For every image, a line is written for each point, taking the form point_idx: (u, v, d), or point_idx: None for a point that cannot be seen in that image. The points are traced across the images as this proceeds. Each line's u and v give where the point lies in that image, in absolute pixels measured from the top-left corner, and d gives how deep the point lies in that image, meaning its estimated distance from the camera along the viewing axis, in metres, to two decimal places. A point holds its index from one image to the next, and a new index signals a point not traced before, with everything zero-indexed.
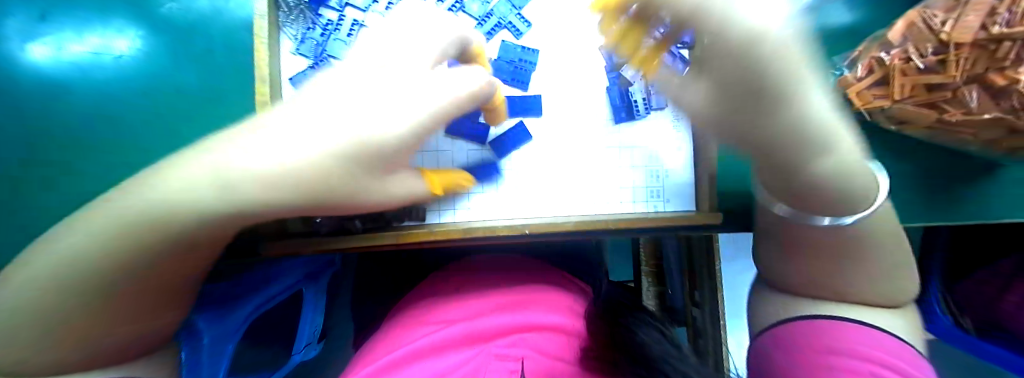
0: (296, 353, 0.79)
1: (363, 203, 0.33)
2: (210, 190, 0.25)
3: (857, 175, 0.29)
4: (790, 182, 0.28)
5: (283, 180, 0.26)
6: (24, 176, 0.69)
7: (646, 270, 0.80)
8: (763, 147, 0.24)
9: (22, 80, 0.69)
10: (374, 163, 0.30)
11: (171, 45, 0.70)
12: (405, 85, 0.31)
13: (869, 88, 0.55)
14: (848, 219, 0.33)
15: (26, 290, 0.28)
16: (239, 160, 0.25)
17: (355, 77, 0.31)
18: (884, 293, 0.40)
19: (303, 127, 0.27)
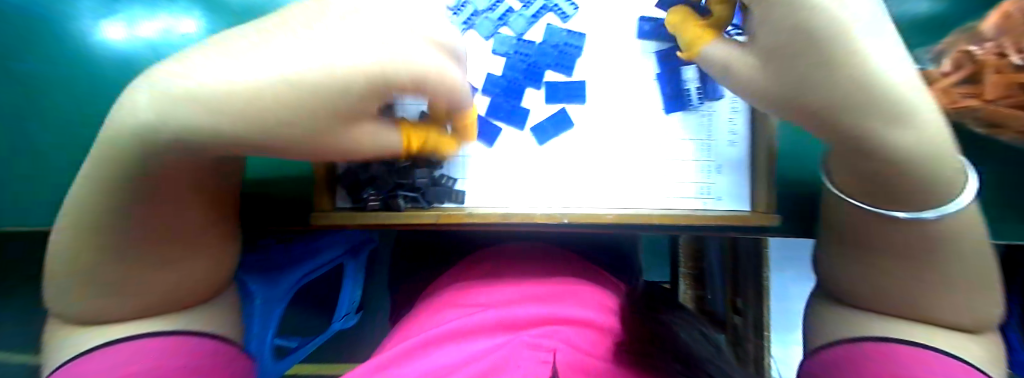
0: (336, 321, 0.87)
1: (329, 152, 0.28)
2: (212, 139, 0.22)
3: (936, 164, 0.31)
4: (867, 155, 0.32)
5: (229, 104, 0.20)
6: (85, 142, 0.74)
7: (684, 272, 0.82)
8: (814, 93, 0.31)
9: (91, 54, 0.75)
10: (339, 108, 0.25)
11: (230, 28, 0.76)
12: (387, 30, 0.27)
13: (957, 85, 0.58)
14: (925, 214, 0.34)
15: (88, 237, 0.30)
16: (195, 75, 0.20)
17: (328, 17, 0.27)
18: (957, 312, 0.38)
19: (266, 51, 0.22)
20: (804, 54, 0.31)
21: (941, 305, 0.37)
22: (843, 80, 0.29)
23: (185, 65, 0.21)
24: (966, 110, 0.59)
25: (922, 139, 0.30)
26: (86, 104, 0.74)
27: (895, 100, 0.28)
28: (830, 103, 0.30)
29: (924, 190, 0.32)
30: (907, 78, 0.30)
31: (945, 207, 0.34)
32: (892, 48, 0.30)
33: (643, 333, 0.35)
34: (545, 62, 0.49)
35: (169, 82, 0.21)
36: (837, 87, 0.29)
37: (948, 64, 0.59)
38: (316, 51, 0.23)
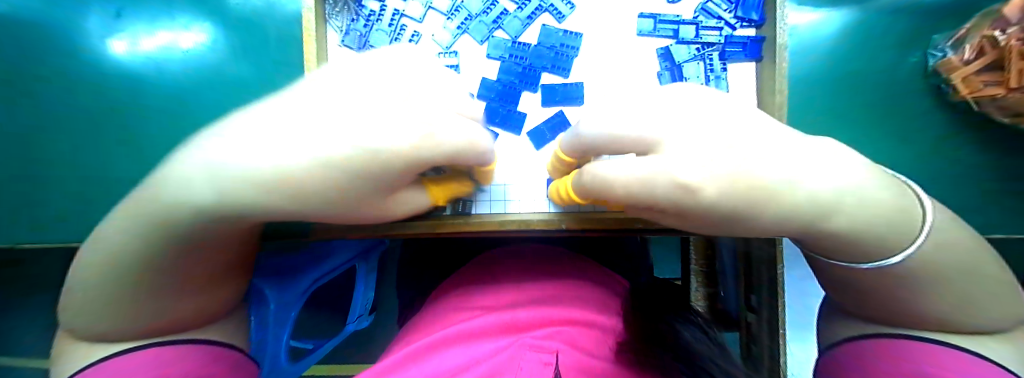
0: (350, 323, 0.87)
1: (370, 211, 0.33)
2: (224, 192, 0.24)
3: (889, 213, 0.26)
4: (822, 242, 0.27)
5: (285, 188, 0.24)
6: (105, 161, 0.81)
7: (695, 270, 0.80)
8: (749, 231, 0.25)
9: (105, 71, 0.81)
10: (379, 183, 0.28)
11: (229, 38, 0.80)
12: (407, 99, 0.29)
13: (978, 73, 0.63)
14: (888, 261, 0.28)
15: (93, 279, 0.29)
16: (233, 159, 0.23)
17: (333, 84, 0.29)
18: (1007, 315, 0.32)
19: (294, 130, 0.24)
20: (724, 221, 0.23)
21: (991, 320, 0.31)
22: (777, 221, 0.23)
23: (218, 152, 0.24)
24: (990, 97, 0.64)
25: (860, 214, 0.25)
26: (97, 116, 0.81)
27: (820, 212, 0.23)
28: (744, 228, 0.24)
29: (881, 239, 0.27)
30: (820, 161, 0.23)
31: (910, 245, 0.27)
32: (780, 141, 0.23)
33: (645, 333, 0.34)
34: (540, 65, 0.48)
35: (217, 164, 0.24)
36: (745, 223, 0.23)
37: (973, 48, 0.61)
38: (339, 127, 0.24)
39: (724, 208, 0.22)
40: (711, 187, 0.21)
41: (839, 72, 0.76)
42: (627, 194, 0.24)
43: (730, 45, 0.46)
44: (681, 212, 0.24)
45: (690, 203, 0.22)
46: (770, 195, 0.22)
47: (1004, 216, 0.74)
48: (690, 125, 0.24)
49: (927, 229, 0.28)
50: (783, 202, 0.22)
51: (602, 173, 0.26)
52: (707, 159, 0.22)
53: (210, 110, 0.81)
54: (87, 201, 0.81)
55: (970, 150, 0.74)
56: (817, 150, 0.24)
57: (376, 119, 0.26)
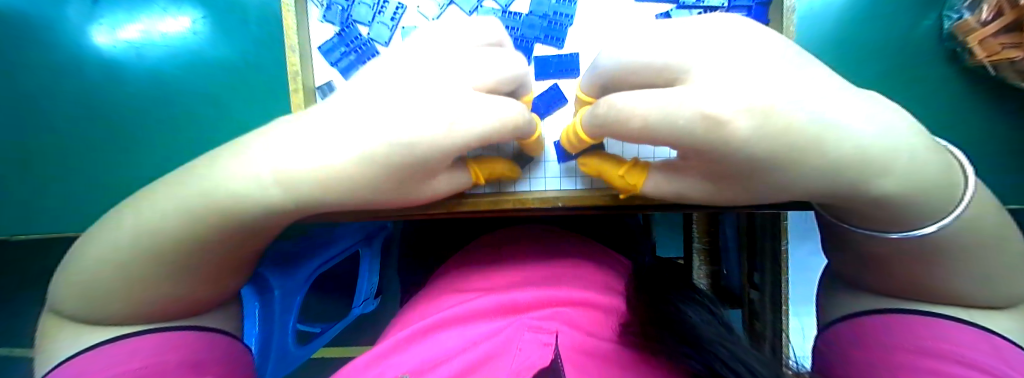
0: (357, 306, 0.89)
1: (414, 198, 0.33)
2: (271, 183, 0.26)
3: (920, 180, 0.25)
4: (850, 203, 0.26)
5: (328, 180, 0.26)
6: (98, 153, 0.81)
7: (697, 247, 0.75)
8: (766, 189, 0.26)
9: (90, 60, 0.79)
10: (416, 171, 0.29)
11: (213, 21, 0.78)
12: (431, 92, 0.29)
13: (995, 36, 0.60)
14: (919, 232, 0.27)
15: (89, 271, 0.29)
16: (289, 164, 0.26)
17: (371, 86, 0.31)
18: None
19: (338, 130, 0.26)
20: (750, 174, 0.24)
21: (1011, 288, 0.30)
22: (796, 184, 0.24)
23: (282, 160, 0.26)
24: (1008, 60, 0.61)
25: (900, 170, 0.24)
26: (88, 105, 0.80)
27: (853, 175, 0.23)
28: (762, 183, 0.25)
29: (921, 206, 0.26)
30: (855, 112, 0.23)
31: (955, 210, 0.27)
32: (803, 95, 0.22)
33: (651, 315, 0.33)
34: (533, 35, 0.46)
35: (278, 168, 0.26)
36: (775, 173, 0.24)
37: (987, 11, 0.59)
38: (377, 128, 0.26)
39: (755, 148, 0.22)
40: (744, 119, 0.22)
41: (849, 40, 0.73)
42: (664, 129, 0.24)
43: (734, 9, 0.44)
44: (716, 161, 0.25)
45: (714, 143, 0.23)
46: (799, 158, 0.22)
47: (1012, 185, 0.73)
48: (730, 73, 0.24)
49: (971, 197, 0.27)
50: (819, 162, 0.22)
51: (631, 104, 0.27)
52: (740, 91, 0.22)
53: (198, 96, 0.80)
54: (84, 192, 0.81)
55: (984, 118, 0.72)
56: (850, 99, 0.23)
57: (410, 116, 0.27)
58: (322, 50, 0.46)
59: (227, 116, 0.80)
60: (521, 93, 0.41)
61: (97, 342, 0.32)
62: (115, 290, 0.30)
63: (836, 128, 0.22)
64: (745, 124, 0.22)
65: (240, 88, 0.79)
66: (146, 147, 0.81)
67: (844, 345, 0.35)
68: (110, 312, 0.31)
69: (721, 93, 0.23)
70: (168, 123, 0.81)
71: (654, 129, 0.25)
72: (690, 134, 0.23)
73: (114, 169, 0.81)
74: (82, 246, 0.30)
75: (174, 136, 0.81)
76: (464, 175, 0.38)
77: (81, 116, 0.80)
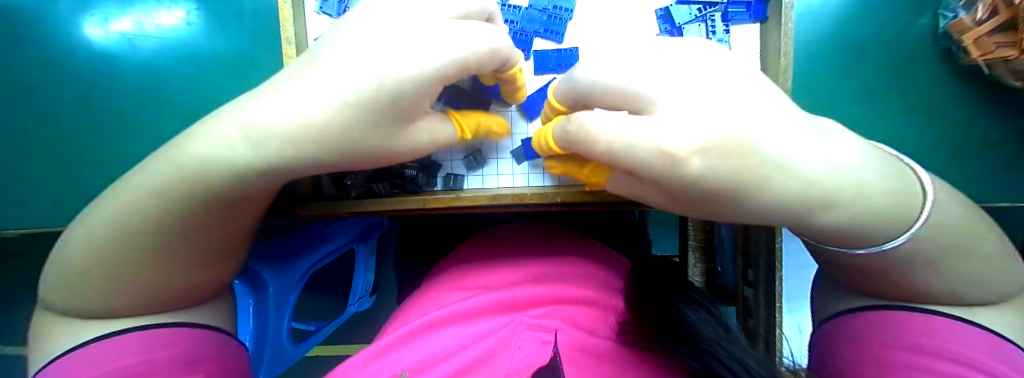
0: (352, 304, 0.88)
1: (397, 152, 0.32)
2: (247, 147, 0.25)
3: (901, 186, 0.25)
4: (812, 233, 0.26)
5: (308, 135, 0.25)
6: (88, 147, 0.80)
7: (692, 245, 0.76)
8: (733, 218, 0.24)
9: (81, 53, 0.78)
10: (398, 114, 0.28)
11: (208, 13, 0.77)
12: (415, 34, 0.28)
13: (991, 34, 0.60)
14: (882, 247, 0.26)
15: (77, 266, 0.28)
16: (266, 118, 0.25)
17: (352, 27, 0.28)
18: (1012, 281, 0.31)
19: (322, 81, 0.25)
20: (713, 206, 0.23)
21: (1004, 284, 0.31)
22: (762, 215, 0.23)
23: (263, 114, 0.25)
24: (1004, 58, 0.61)
25: (869, 186, 0.23)
26: (78, 99, 0.79)
27: (821, 203, 0.22)
28: (724, 213, 0.24)
29: (906, 213, 0.25)
30: (813, 141, 0.22)
31: (913, 226, 0.26)
32: (776, 115, 0.22)
33: (651, 313, 0.33)
34: (532, 29, 0.46)
35: (251, 120, 0.25)
36: (726, 207, 0.23)
37: (983, 11, 0.59)
38: (355, 73, 0.25)
39: (711, 184, 0.21)
40: (697, 159, 0.21)
41: (844, 39, 0.73)
42: (622, 159, 0.24)
43: (733, 5, 0.43)
44: (677, 193, 0.24)
45: (670, 177, 0.22)
46: (754, 194, 0.21)
47: (1002, 184, 0.74)
48: (695, 101, 0.23)
49: (930, 212, 0.26)
50: (764, 201, 0.22)
51: (595, 129, 0.26)
52: (697, 125, 0.21)
53: (192, 90, 0.79)
54: (74, 188, 0.80)
55: (976, 118, 0.73)
56: (814, 134, 0.22)
57: (386, 58, 0.26)
58: (318, 42, 0.45)
59: (221, 109, 0.79)
60: (508, 63, 0.37)
61: (87, 339, 0.31)
62: (107, 286, 0.29)
63: (795, 162, 0.21)
64: (696, 163, 0.21)
65: (235, 82, 0.78)
66: (138, 142, 0.80)
67: (841, 343, 0.35)
68: (101, 309, 0.30)
69: (669, 130, 0.22)
70: (161, 117, 0.79)
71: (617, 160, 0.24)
72: (645, 164, 0.23)
73: (107, 163, 0.80)
74: (70, 241, 0.29)
75: (166, 131, 0.79)
76: (450, 130, 0.37)
77: (71, 110, 0.79)
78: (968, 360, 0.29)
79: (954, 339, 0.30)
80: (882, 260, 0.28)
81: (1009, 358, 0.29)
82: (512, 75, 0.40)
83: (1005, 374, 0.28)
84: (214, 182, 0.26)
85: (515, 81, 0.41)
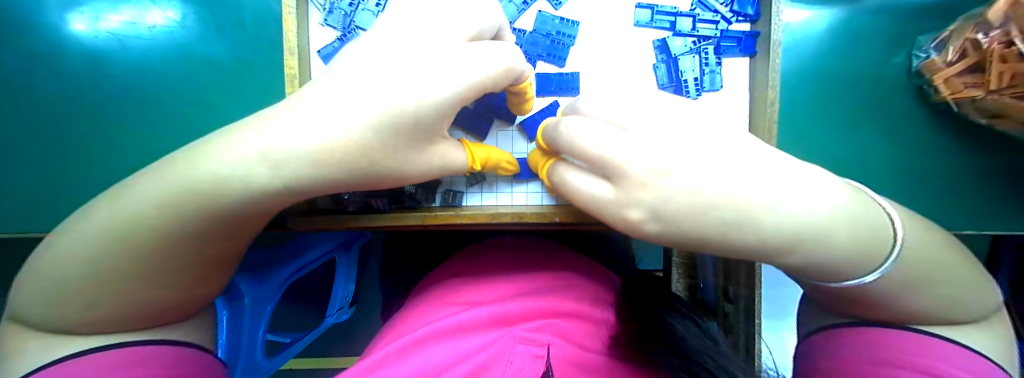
0: (330, 315, 0.84)
1: (413, 173, 0.33)
2: (268, 170, 0.26)
3: (878, 217, 0.26)
4: (798, 270, 0.27)
5: (332, 154, 0.26)
6: (63, 146, 0.76)
7: (676, 261, 0.80)
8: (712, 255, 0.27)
9: (66, 50, 0.75)
10: (416, 136, 0.31)
11: (205, 17, 0.75)
12: (431, 64, 0.30)
13: (962, 75, 0.62)
14: (863, 280, 0.27)
15: (55, 279, 0.27)
16: (290, 142, 0.26)
17: (373, 56, 0.30)
18: (978, 310, 0.33)
19: (340, 106, 0.27)
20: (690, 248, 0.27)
21: (977, 307, 0.33)
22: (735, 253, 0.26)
23: (286, 136, 0.26)
24: (972, 98, 0.63)
25: (840, 215, 0.25)
26: (58, 96, 0.76)
27: (784, 239, 0.24)
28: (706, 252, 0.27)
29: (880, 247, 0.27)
30: (778, 183, 0.24)
31: (883, 264, 0.27)
32: (744, 167, 0.25)
33: (644, 328, 0.33)
34: (535, 52, 0.46)
35: (272, 143, 0.26)
36: (698, 249, 0.27)
37: (955, 51, 0.61)
38: (371, 108, 0.27)
39: (670, 236, 0.26)
40: (651, 224, 0.27)
41: (824, 72, 0.78)
42: (602, 216, 0.30)
43: (725, 39, 0.45)
44: (658, 241, 0.28)
45: (637, 231, 0.28)
46: (709, 240, 0.25)
47: (975, 215, 0.77)
48: (653, 163, 0.26)
49: (897, 253, 0.27)
50: (724, 246, 0.25)
51: (575, 185, 0.32)
52: (651, 189, 0.26)
53: (183, 92, 0.77)
54: (45, 188, 0.76)
55: (948, 151, 0.77)
56: (798, 176, 0.25)
57: (409, 84, 0.28)
58: (321, 55, 0.45)
59: (210, 113, 0.77)
60: (520, 78, 0.38)
61: (48, 361, 0.29)
62: (84, 300, 0.28)
63: (749, 211, 0.23)
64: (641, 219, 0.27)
65: (230, 87, 0.76)
66: (123, 141, 0.77)
67: (813, 355, 0.38)
68: (76, 323, 0.29)
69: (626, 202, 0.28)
70: (147, 117, 0.77)
71: (599, 215, 0.31)
72: (616, 221, 0.29)
73: (85, 164, 0.77)
74: (50, 252, 0.28)
75: (151, 132, 0.77)
76: (463, 160, 0.38)
77: (49, 107, 0.76)
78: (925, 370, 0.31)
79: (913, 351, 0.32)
80: (870, 290, 0.29)
81: (966, 364, 0.31)
82: (523, 89, 0.40)
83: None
84: (234, 186, 0.26)
85: (523, 95, 0.41)
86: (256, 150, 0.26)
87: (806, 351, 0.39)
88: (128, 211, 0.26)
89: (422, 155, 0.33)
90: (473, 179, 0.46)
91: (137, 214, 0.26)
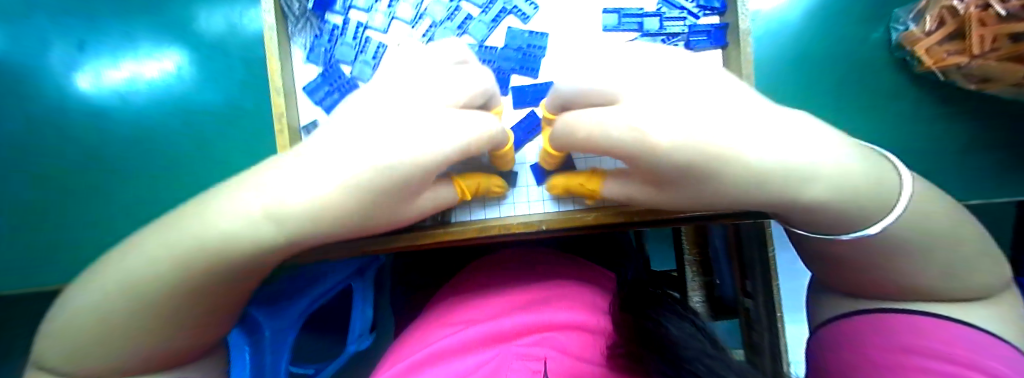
0: (354, 342, 0.80)
1: (400, 216, 0.33)
2: (246, 218, 0.27)
3: (858, 195, 0.26)
4: (790, 212, 0.27)
5: (317, 211, 0.26)
6: (79, 203, 0.80)
7: (688, 258, 0.79)
8: (703, 202, 0.26)
9: (74, 109, 0.80)
10: (407, 190, 0.31)
11: (198, 64, 0.79)
12: (423, 121, 0.30)
13: (942, 43, 0.65)
14: (866, 232, 0.28)
15: (70, 337, 0.29)
16: (287, 197, 0.26)
17: (365, 115, 0.31)
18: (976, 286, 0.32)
19: (331, 163, 0.27)
20: (688, 188, 0.25)
21: (973, 281, 0.32)
22: (737, 194, 0.24)
23: (286, 193, 0.26)
24: (956, 66, 0.65)
25: (825, 182, 0.24)
26: (74, 155, 0.80)
27: (778, 188, 0.24)
28: (697, 193, 0.25)
29: (849, 216, 0.27)
30: (778, 135, 0.23)
31: (885, 217, 0.28)
32: (755, 118, 0.23)
33: (636, 332, 0.31)
34: (509, 67, 0.47)
35: (270, 203, 0.26)
36: (705, 185, 0.24)
37: (931, 21, 0.65)
38: (361, 153, 0.27)
39: (678, 160, 0.22)
40: (666, 138, 0.22)
41: (810, 54, 0.77)
42: (601, 142, 0.26)
43: (694, 34, 0.45)
44: (654, 176, 0.26)
45: (637, 156, 0.24)
46: (713, 175, 0.23)
47: (978, 185, 0.77)
48: (664, 93, 0.25)
49: (903, 207, 0.28)
50: (729, 184, 0.23)
51: (575, 124, 0.28)
52: (674, 116, 0.22)
53: (188, 138, 0.80)
54: (72, 242, 0.80)
55: (939, 124, 0.77)
56: (793, 128, 0.24)
57: (399, 143, 0.28)
58: (307, 91, 0.47)
59: (212, 154, 0.80)
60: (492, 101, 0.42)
61: None
62: (100, 354, 0.29)
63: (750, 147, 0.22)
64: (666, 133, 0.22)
65: (230, 128, 0.80)
66: (133, 191, 0.80)
67: (824, 350, 0.39)
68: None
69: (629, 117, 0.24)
70: (154, 166, 0.80)
71: (595, 142, 0.27)
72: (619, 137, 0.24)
73: (102, 217, 0.80)
74: (64, 311, 0.29)
75: (157, 180, 0.80)
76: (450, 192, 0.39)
77: (65, 167, 0.80)
78: (920, 351, 0.32)
79: (904, 334, 0.32)
80: None
81: (968, 339, 0.31)
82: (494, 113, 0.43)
83: (952, 353, 0.31)
84: (212, 231, 0.27)
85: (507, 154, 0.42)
86: (259, 207, 0.26)
87: (818, 346, 0.40)
88: (129, 267, 0.27)
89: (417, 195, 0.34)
90: None
91: (137, 268, 0.27)
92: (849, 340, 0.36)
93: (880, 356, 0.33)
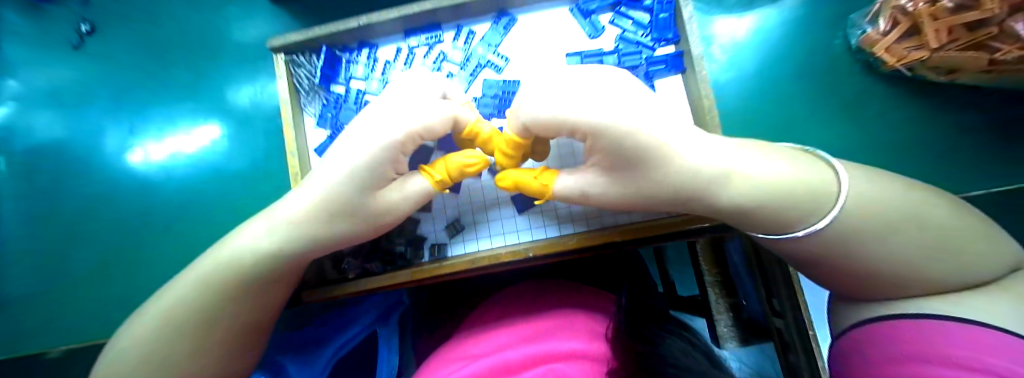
0: None
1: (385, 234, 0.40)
2: (274, 243, 0.37)
3: (767, 204, 0.35)
4: (718, 210, 0.36)
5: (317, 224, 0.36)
6: (124, 265, 0.89)
7: (709, 280, 0.75)
8: (637, 188, 0.36)
9: (124, 181, 0.91)
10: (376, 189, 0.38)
11: (227, 135, 0.89)
12: (386, 117, 0.36)
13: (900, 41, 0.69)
14: (807, 230, 0.35)
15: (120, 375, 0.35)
16: (285, 212, 0.37)
17: (358, 123, 0.37)
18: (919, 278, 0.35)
19: (315, 182, 0.37)
20: (633, 164, 0.35)
21: (916, 271, 0.35)
22: (665, 178, 0.35)
23: (286, 207, 0.37)
24: (918, 61, 0.69)
25: (734, 187, 0.34)
26: (121, 222, 0.90)
27: (705, 181, 0.34)
28: (645, 173, 0.35)
29: (771, 218, 0.35)
30: (703, 142, 0.35)
31: (821, 218, 0.34)
32: (688, 129, 0.35)
33: (640, 365, 0.31)
34: (488, 112, 0.52)
35: (278, 218, 0.37)
36: (654, 163, 0.34)
37: (885, 23, 0.69)
38: (338, 163, 0.36)
39: (640, 140, 0.33)
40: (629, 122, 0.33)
41: (789, 59, 0.79)
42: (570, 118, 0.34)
43: (652, 65, 0.50)
44: (610, 149, 0.34)
45: (605, 129, 0.33)
46: (659, 158, 0.33)
47: (980, 175, 0.75)
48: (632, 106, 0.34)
49: (837, 207, 0.34)
50: (663, 170, 0.34)
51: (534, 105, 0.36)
52: (630, 106, 0.33)
53: (216, 201, 0.88)
54: (116, 301, 0.88)
55: (927, 117, 0.77)
56: (711, 142, 0.35)
57: (361, 147, 0.36)
58: (316, 152, 0.53)
59: (236, 215, 0.88)
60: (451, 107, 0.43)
61: None
62: None
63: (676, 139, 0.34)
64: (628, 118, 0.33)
65: (253, 189, 0.88)
66: (169, 252, 0.89)
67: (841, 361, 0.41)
68: None
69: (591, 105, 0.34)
70: (187, 228, 0.89)
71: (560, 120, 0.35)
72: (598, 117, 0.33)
73: (142, 275, 0.88)
74: (117, 353, 0.36)
75: (189, 241, 0.88)
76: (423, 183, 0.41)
77: (113, 232, 0.90)
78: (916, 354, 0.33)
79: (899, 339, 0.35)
80: None
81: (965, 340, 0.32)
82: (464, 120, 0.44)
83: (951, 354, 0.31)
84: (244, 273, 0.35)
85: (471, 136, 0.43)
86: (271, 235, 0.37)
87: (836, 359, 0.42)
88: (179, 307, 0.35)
89: (387, 193, 0.39)
90: (459, 231, 0.50)
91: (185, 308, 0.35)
92: (859, 352, 0.38)
93: (881, 363, 0.35)
